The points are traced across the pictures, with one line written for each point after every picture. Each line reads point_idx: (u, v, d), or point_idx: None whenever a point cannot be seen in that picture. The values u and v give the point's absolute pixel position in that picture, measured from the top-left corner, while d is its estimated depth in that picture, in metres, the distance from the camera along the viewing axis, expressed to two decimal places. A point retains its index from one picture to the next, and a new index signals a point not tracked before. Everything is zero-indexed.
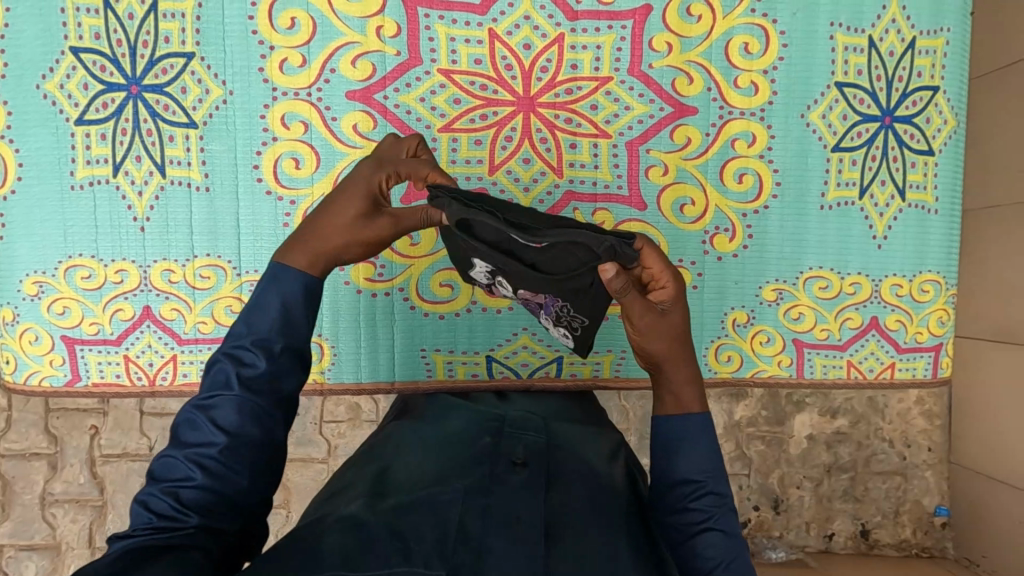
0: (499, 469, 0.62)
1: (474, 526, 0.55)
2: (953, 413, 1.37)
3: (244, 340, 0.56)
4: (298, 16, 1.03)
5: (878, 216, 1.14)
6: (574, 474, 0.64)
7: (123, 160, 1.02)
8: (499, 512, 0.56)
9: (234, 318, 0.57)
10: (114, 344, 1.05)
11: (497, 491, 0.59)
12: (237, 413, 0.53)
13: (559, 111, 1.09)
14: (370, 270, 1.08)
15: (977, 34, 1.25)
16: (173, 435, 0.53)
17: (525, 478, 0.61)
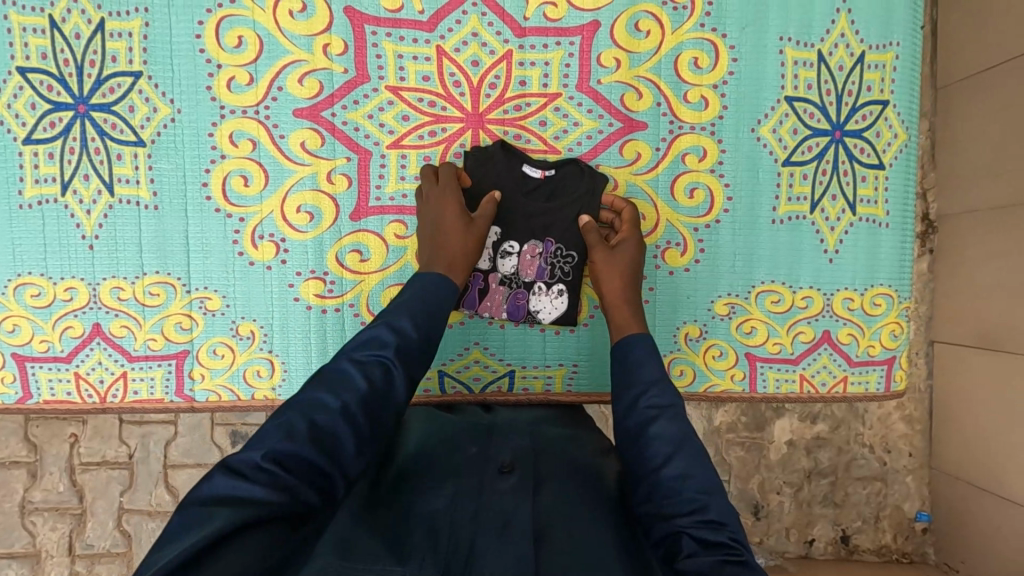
0: (489, 477, 0.74)
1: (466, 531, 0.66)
2: (933, 417, 1.44)
3: (379, 351, 0.75)
4: (245, 34, 1.03)
5: (829, 230, 1.14)
6: (555, 482, 0.76)
7: (70, 179, 1.03)
8: (488, 515, 0.68)
9: (368, 334, 0.77)
10: (64, 361, 1.06)
11: (488, 494, 0.71)
12: (338, 421, 0.67)
13: (508, 127, 1.09)
14: (320, 286, 1.08)
15: (960, 42, 1.29)
16: (281, 428, 0.64)
17: (513, 483, 0.73)
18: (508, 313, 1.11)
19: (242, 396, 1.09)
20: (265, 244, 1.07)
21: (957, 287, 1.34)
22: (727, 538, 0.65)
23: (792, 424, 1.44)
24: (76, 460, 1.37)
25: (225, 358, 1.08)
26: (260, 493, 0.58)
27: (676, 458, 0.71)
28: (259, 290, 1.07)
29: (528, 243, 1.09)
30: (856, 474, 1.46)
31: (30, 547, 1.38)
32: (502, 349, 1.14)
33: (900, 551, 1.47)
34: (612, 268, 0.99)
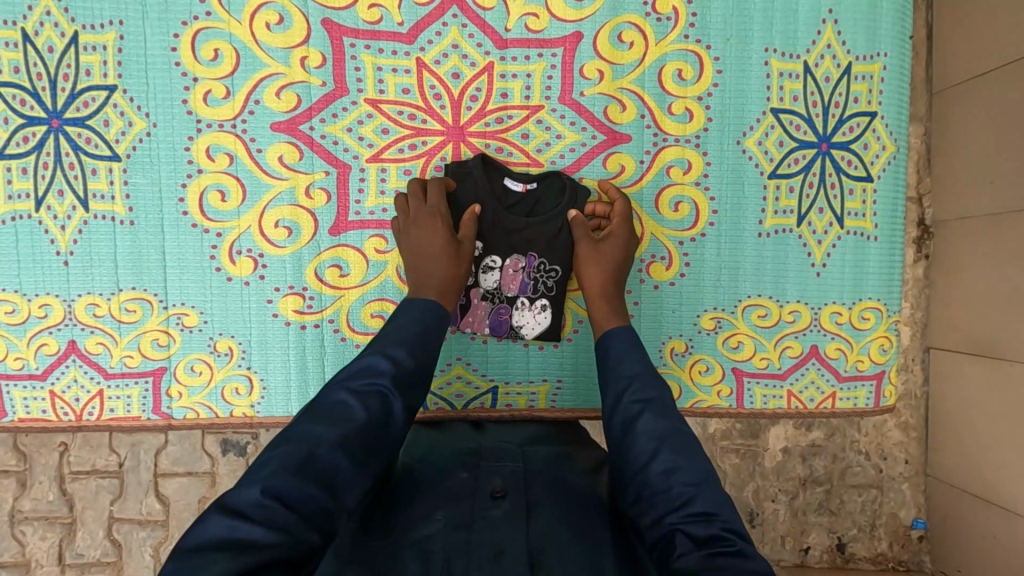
0: (481, 503, 0.73)
1: (459, 560, 0.65)
2: (929, 424, 1.42)
3: (372, 379, 0.73)
4: (221, 47, 1.02)
5: (816, 243, 1.12)
6: (550, 504, 0.75)
7: (44, 195, 1.01)
8: (480, 547, 0.66)
9: (362, 361, 0.75)
10: (39, 379, 1.04)
11: (480, 527, 0.70)
12: (339, 456, 0.64)
13: (489, 140, 1.08)
14: (299, 301, 1.06)
15: (953, 47, 1.27)
16: (275, 467, 0.60)
17: (505, 510, 0.72)
18: (491, 328, 1.09)
19: (221, 414, 1.07)
20: (242, 259, 1.05)
21: (953, 295, 1.32)
22: (719, 529, 0.63)
23: (786, 431, 1.43)
24: (66, 469, 1.35)
25: (203, 374, 1.07)
26: (263, 535, 0.56)
27: (663, 453, 0.71)
28: (237, 305, 1.06)
29: (510, 258, 1.08)
30: (851, 482, 1.44)
31: (20, 556, 1.36)
32: (485, 364, 1.13)
33: (896, 559, 1.46)
34: (594, 263, 1.00)
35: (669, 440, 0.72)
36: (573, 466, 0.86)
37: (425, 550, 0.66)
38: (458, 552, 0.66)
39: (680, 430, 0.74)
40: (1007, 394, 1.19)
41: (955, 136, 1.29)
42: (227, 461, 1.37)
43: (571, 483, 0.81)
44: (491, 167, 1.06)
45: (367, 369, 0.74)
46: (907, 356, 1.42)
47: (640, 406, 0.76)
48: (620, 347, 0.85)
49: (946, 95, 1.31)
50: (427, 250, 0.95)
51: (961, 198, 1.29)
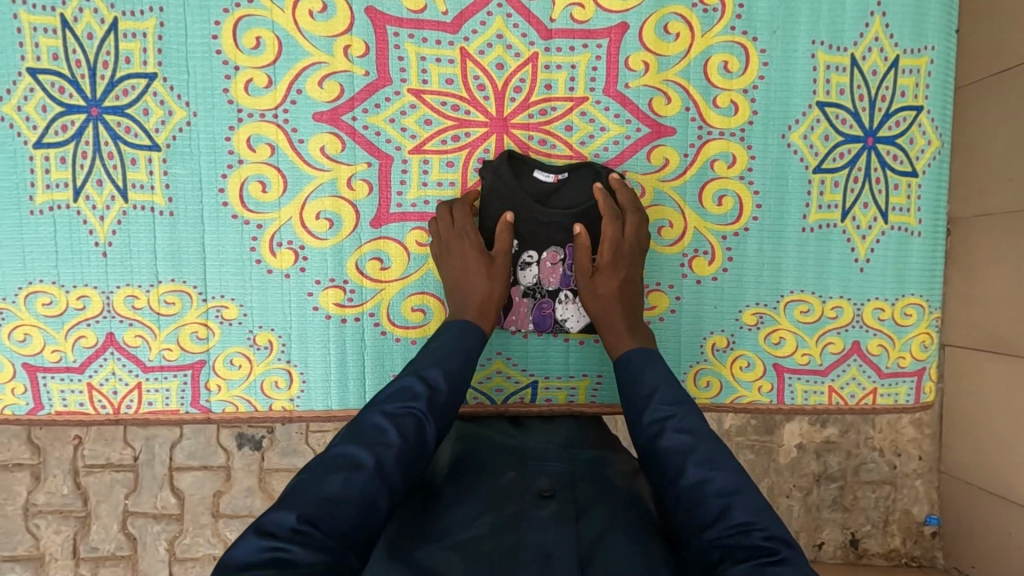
0: (528, 504, 0.72)
1: (506, 558, 0.64)
2: (943, 421, 1.42)
3: (409, 403, 0.73)
4: (263, 35, 1.00)
5: (860, 239, 1.11)
6: (594, 502, 0.73)
7: (83, 184, 1.00)
8: (530, 549, 0.64)
9: (402, 384, 0.76)
10: (76, 372, 1.03)
11: (523, 527, 0.68)
12: (371, 479, 0.64)
13: (532, 132, 1.06)
14: (339, 295, 1.05)
15: (977, 45, 1.26)
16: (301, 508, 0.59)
17: (553, 511, 0.71)
18: (536, 323, 1.09)
19: (261, 409, 1.06)
20: (284, 251, 1.04)
21: (971, 293, 1.29)
22: (760, 539, 0.61)
23: (800, 428, 1.43)
24: (82, 463, 1.34)
25: (242, 368, 1.05)
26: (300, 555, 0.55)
27: (689, 466, 0.70)
28: (277, 299, 1.04)
29: (548, 250, 1.06)
30: (865, 478, 1.44)
31: (35, 550, 1.35)
32: (524, 359, 1.12)
33: (909, 555, 1.46)
34: (603, 280, 0.98)
35: (695, 453, 0.71)
36: (613, 464, 0.85)
37: (471, 554, 0.65)
38: (502, 554, 0.64)
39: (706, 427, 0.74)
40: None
41: (976, 133, 1.28)
42: (241, 455, 1.36)
43: (612, 483, 0.79)
44: (516, 161, 1.04)
45: (399, 394, 0.75)
46: None
47: (657, 427, 0.76)
48: (641, 367, 0.84)
49: (964, 92, 1.29)
50: (463, 279, 0.96)
51: (979, 195, 1.27)
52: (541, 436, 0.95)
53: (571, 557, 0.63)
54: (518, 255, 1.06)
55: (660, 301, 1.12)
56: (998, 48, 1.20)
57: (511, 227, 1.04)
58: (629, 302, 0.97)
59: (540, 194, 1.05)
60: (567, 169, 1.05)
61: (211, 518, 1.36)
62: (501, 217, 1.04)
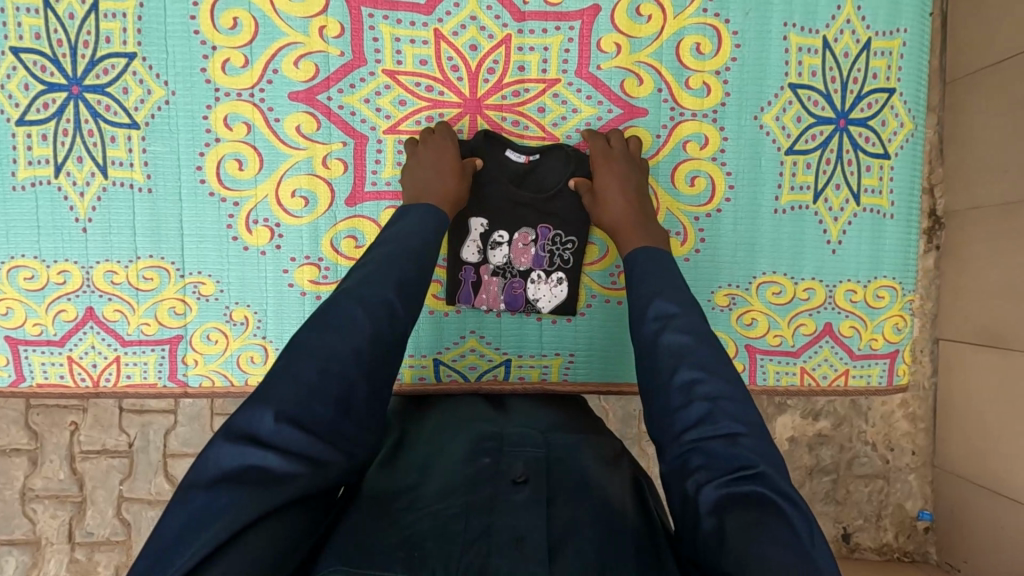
0: (503, 488, 0.70)
1: (480, 540, 0.62)
2: (936, 415, 1.42)
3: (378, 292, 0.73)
4: (240, 16, 1.02)
5: (832, 221, 1.12)
6: (567, 491, 0.71)
7: (64, 161, 1.02)
8: (501, 530, 0.64)
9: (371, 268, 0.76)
10: (57, 345, 1.05)
11: (500, 509, 0.67)
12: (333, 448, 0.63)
13: (506, 113, 1.08)
14: (314, 272, 1.07)
15: (964, 36, 1.27)
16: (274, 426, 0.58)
17: (527, 496, 0.68)
18: (507, 302, 1.11)
19: (237, 381, 1.08)
20: (259, 229, 1.06)
21: (967, 284, 1.30)
22: (742, 450, 0.62)
23: (794, 421, 1.43)
24: (77, 449, 1.37)
25: (218, 343, 1.07)
26: (277, 463, 0.57)
27: (684, 367, 0.71)
28: (254, 274, 1.06)
29: (520, 230, 1.09)
30: (858, 472, 1.45)
31: (30, 534, 1.38)
32: (498, 338, 1.13)
33: (902, 550, 1.46)
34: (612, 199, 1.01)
35: (691, 357, 0.72)
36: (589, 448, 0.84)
37: (443, 531, 0.63)
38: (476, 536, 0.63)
39: (703, 344, 0.73)
40: (1015, 384, 1.19)
41: (964, 123, 1.29)
42: None
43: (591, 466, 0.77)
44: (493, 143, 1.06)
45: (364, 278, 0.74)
46: (915, 348, 1.41)
47: (659, 323, 0.77)
48: (644, 268, 0.86)
49: (959, 83, 1.29)
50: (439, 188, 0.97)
51: (971, 188, 1.29)
52: (517, 415, 0.94)
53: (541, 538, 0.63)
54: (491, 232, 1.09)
55: None
56: (985, 38, 1.22)
57: (481, 204, 1.08)
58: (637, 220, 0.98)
59: (513, 176, 1.08)
60: (540, 151, 1.08)
61: None
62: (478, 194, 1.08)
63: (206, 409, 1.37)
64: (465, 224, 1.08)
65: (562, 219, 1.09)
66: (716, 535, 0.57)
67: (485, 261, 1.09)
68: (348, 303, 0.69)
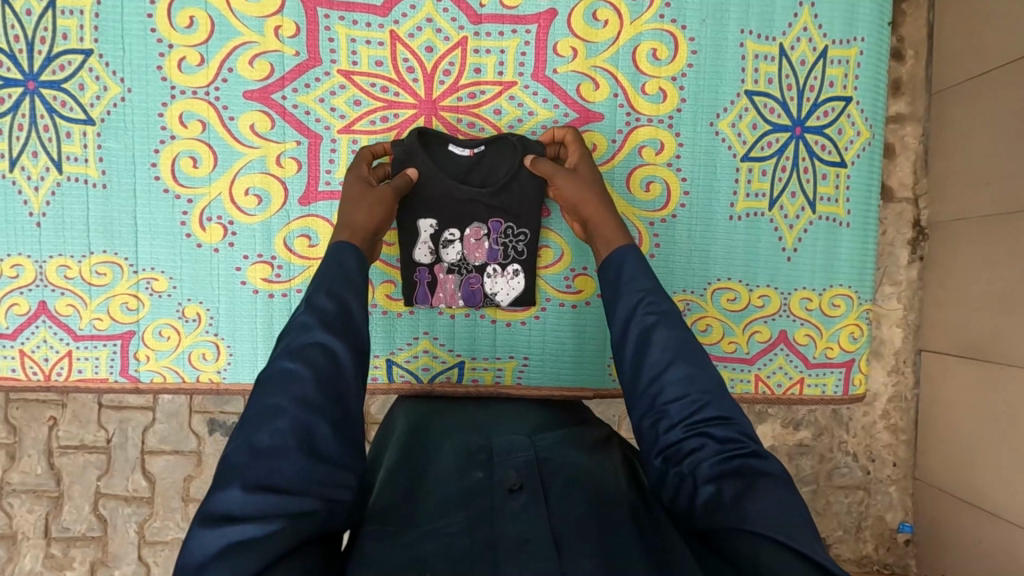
0: (499, 497, 0.66)
1: (488, 550, 0.59)
2: (918, 427, 1.41)
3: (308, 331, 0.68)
4: (196, 15, 1.02)
5: (787, 228, 1.12)
6: (567, 483, 0.68)
7: (19, 156, 1.03)
8: (505, 536, 0.61)
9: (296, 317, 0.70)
10: (9, 338, 1.05)
11: (500, 519, 0.63)
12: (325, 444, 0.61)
13: (462, 115, 1.08)
14: (267, 270, 1.07)
15: (950, 47, 1.28)
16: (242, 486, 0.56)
17: (523, 502, 0.65)
18: (464, 299, 1.10)
19: (187, 378, 1.08)
20: (213, 226, 1.06)
21: (954, 296, 1.29)
22: (736, 432, 0.66)
23: (773, 430, 1.42)
24: (55, 443, 1.37)
25: (170, 340, 1.08)
26: (257, 531, 0.54)
27: (677, 362, 0.70)
28: (206, 271, 1.07)
29: (471, 226, 1.08)
30: (837, 483, 1.44)
31: (7, 528, 1.39)
32: (451, 339, 1.13)
33: (881, 562, 1.45)
34: (578, 187, 0.95)
35: (683, 352, 0.71)
36: (581, 437, 0.81)
37: (449, 546, 0.59)
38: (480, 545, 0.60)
39: (690, 341, 0.73)
40: (994, 395, 1.18)
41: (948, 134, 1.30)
42: (212, 441, 1.38)
43: (586, 462, 0.73)
44: (430, 140, 1.05)
45: (296, 327, 0.69)
46: (898, 358, 1.41)
47: (654, 317, 0.74)
48: (632, 264, 0.80)
49: (942, 95, 1.30)
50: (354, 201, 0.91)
51: (956, 199, 1.29)
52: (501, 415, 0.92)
53: (548, 540, 0.60)
54: (438, 231, 1.07)
55: (587, 286, 1.12)
56: (972, 50, 1.22)
57: (425, 203, 1.06)
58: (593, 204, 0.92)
59: (459, 169, 1.06)
60: (485, 143, 1.06)
61: (181, 502, 1.39)
62: (423, 196, 1.05)
63: (185, 406, 1.38)
64: (414, 227, 1.06)
65: (512, 210, 1.08)
66: (717, 497, 0.60)
67: (438, 261, 1.08)
68: (279, 357, 0.65)
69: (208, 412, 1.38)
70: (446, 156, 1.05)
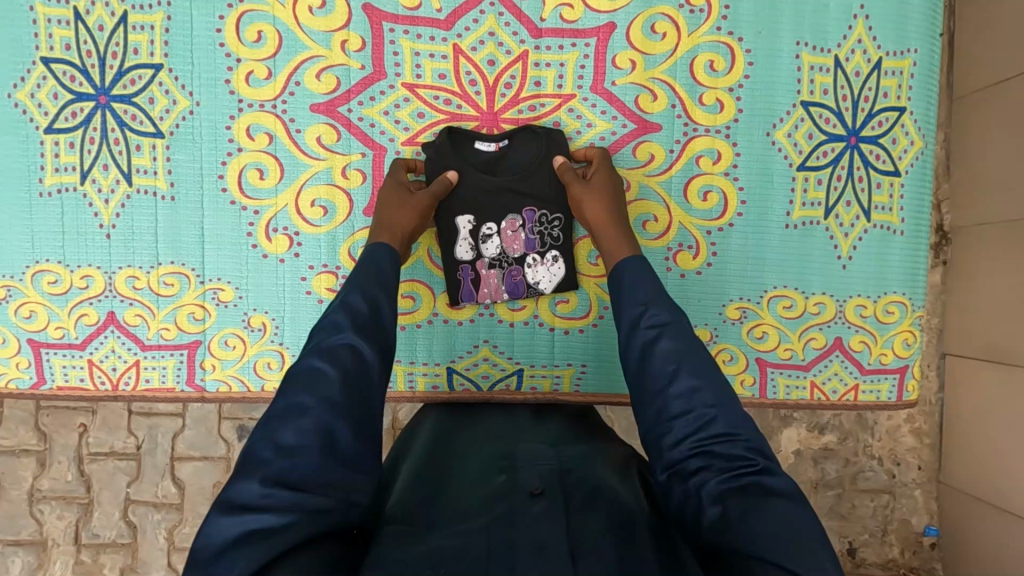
0: (520, 501, 0.65)
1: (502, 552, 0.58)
2: (942, 431, 1.42)
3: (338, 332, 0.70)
4: (264, 29, 1.04)
5: (843, 236, 1.13)
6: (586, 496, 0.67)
7: (90, 169, 1.04)
8: (521, 540, 0.59)
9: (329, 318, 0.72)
10: (79, 348, 1.07)
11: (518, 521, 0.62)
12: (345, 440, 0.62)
13: (522, 127, 1.10)
14: (332, 280, 1.09)
15: (971, 56, 1.29)
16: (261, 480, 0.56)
17: (544, 506, 0.64)
18: (509, 291, 1.11)
19: (252, 387, 1.09)
20: (279, 237, 1.08)
21: (973, 303, 1.31)
22: (742, 448, 0.62)
23: (799, 434, 1.44)
24: (84, 450, 1.39)
25: (236, 349, 1.09)
26: (276, 521, 0.55)
27: (681, 372, 0.69)
28: (270, 282, 1.08)
29: (506, 218, 1.09)
30: (863, 486, 1.45)
31: (37, 535, 1.40)
32: (510, 347, 1.14)
33: (907, 565, 1.46)
34: (593, 202, 0.99)
35: (686, 360, 0.70)
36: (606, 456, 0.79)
37: (463, 549, 0.58)
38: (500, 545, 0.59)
39: (694, 349, 0.71)
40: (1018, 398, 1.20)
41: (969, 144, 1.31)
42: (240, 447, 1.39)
43: (610, 478, 0.72)
44: (457, 136, 1.07)
45: (328, 327, 0.70)
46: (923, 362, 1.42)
47: (654, 330, 0.73)
48: (633, 276, 0.81)
49: (964, 101, 1.31)
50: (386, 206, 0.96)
51: (981, 204, 1.29)
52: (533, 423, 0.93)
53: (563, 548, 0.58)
54: (474, 227, 1.09)
55: None
56: (991, 59, 1.23)
57: (460, 198, 1.07)
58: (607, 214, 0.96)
59: (486, 164, 1.08)
60: (507, 135, 1.08)
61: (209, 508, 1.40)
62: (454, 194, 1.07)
63: (214, 412, 1.39)
64: (452, 226, 1.08)
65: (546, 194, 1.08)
66: (723, 520, 0.56)
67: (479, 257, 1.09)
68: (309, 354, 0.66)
69: (238, 418, 1.39)
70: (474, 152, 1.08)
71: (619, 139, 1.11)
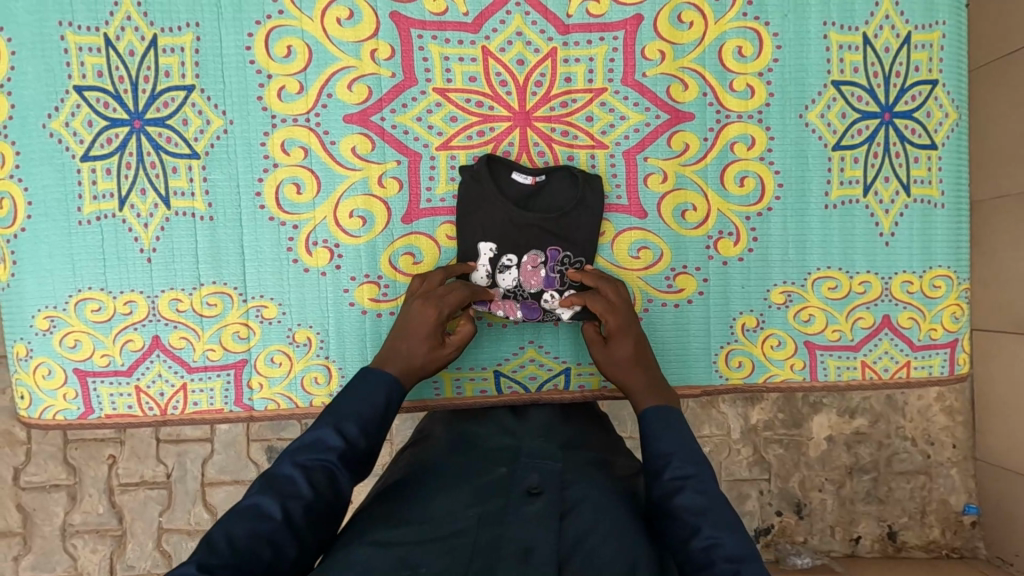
0: (513, 501, 0.64)
1: (486, 554, 0.57)
2: (975, 408, 1.40)
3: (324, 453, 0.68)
4: (294, 44, 1.04)
5: (884, 213, 1.12)
6: (596, 506, 0.64)
7: (127, 194, 1.04)
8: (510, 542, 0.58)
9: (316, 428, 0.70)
10: (125, 375, 1.07)
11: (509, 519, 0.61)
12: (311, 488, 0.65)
13: (555, 124, 1.09)
14: (374, 290, 1.08)
15: (972, 28, 1.26)
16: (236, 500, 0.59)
17: (538, 507, 0.62)
18: (524, 313, 1.07)
19: (298, 402, 1.08)
20: (318, 250, 1.07)
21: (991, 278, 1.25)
22: None
23: (830, 420, 1.43)
24: (116, 481, 1.38)
25: (282, 365, 1.08)
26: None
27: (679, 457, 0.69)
28: (313, 295, 1.08)
29: (528, 254, 1.06)
30: (898, 469, 1.44)
31: (72, 569, 1.38)
32: (557, 346, 1.13)
33: (949, 547, 1.44)
34: (619, 337, 0.91)
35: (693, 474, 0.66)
36: (612, 465, 0.77)
37: (448, 550, 0.58)
38: (484, 548, 0.58)
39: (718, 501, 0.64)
40: None
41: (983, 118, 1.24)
42: None
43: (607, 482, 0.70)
44: (497, 164, 1.06)
45: (315, 441, 0.69)
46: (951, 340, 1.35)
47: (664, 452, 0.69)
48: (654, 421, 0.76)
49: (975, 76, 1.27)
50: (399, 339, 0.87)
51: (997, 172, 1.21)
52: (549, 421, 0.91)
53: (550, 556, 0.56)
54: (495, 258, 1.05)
55: (688, 283, 1.13)
56: (998, 32, 1.19)
57: (484, 229, 1.05)
58: (640, 354, 0.90)
59: (519, 198, 1.06)
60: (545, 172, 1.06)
61: None
62: (477, 220, 1.05)
63: (244, 435, 1.37)
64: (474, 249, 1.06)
65: (567, 241, 1.07)
66: None
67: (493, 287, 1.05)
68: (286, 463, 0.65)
69: (267, 439, 1.37)
70: (506, 185, 1.06)
71: (654, 129, 1.10)
